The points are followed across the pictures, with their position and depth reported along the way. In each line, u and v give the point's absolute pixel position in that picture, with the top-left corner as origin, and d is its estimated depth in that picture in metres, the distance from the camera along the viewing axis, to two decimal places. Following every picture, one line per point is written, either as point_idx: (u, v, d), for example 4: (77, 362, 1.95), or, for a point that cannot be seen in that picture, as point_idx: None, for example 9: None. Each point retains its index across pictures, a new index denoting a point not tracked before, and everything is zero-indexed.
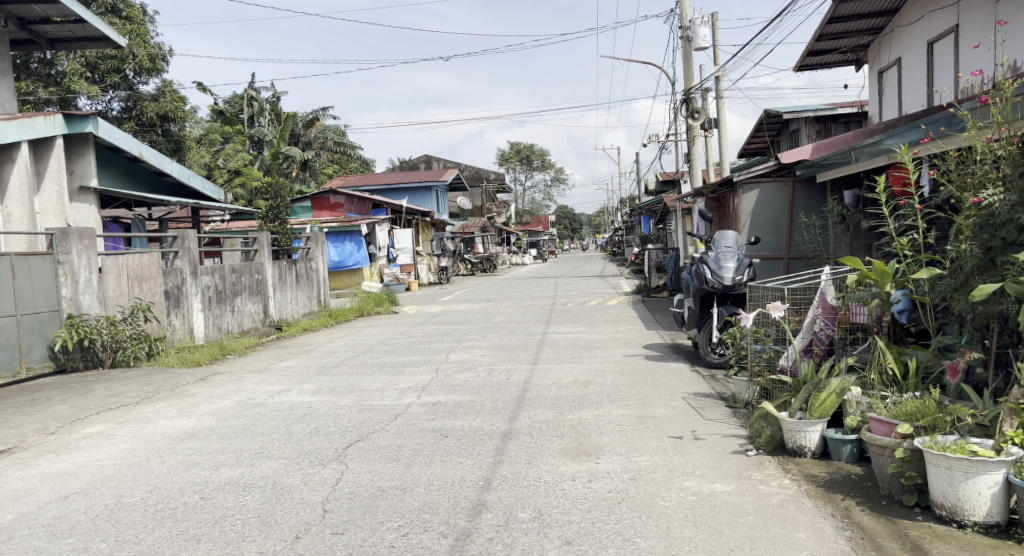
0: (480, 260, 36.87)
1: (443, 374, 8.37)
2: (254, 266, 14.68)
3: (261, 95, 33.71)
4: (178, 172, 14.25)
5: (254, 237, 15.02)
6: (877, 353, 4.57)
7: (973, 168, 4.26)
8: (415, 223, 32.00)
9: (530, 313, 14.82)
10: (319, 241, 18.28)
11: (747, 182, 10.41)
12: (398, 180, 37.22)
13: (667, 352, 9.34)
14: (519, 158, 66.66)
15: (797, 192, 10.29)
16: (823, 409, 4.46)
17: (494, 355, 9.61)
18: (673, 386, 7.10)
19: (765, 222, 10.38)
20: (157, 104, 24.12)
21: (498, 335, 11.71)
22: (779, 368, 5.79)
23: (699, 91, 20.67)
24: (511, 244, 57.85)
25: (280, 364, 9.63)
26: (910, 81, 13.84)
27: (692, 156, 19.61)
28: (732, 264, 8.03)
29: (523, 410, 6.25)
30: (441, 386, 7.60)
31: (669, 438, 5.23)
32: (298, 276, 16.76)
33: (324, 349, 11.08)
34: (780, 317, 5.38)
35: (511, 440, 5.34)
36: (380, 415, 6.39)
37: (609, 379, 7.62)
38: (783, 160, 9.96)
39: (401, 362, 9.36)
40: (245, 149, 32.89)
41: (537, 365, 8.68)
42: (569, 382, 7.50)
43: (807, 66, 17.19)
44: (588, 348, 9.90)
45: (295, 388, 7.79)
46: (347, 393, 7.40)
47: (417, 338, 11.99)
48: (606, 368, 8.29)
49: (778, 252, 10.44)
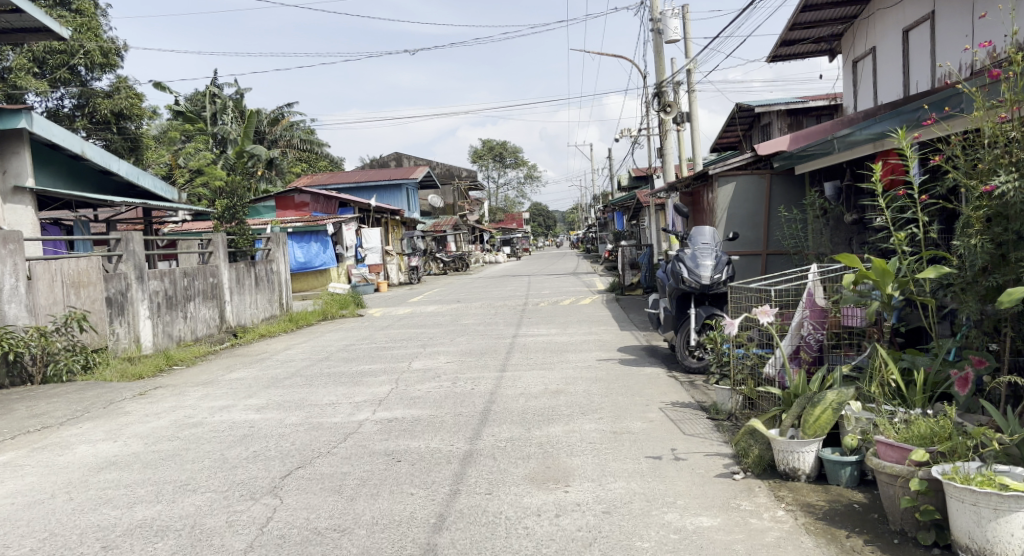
0: (453, 259, 36.24)
1: (403, 385, 7.76)
2: (209, 269, 13.93)
3: (223, 92, 32.67)
4: (126, 171, 13.52)
5: (209, 239, 14.28)
6: (878, 363, 4.08)
7: (983, 152, 3.75)
8: (384, 222, 31.29)
9: (501, 314, 14.26)
10: (281, 242, 17.54)
11: (723, 175, 9.92)
12: (367, 178, 36.44)
13: (643, 355, 8.84)
14: (493, 156, 66.06)
15: (775, 185, 9.84)
16: (818, 426, 3.95)
17: (460, 362, 9.03)
18: (650, 394, 6.58)
19: (742, 217, 9.93)
20: (111, 101, 23.13)
21: (466, 339, 11.13)
22: (765, 378, 5.30)
23: (671, 84, 20.26)
24: (485, 241, 57.20)
25: (230, 376, 8.96)
26: (885, 70, 13.50)
27: (665, 151, 19.18)
28: (710, 261, 7.54)
29: (487, 427, 5.68)
30: (400, 399, 7.01)
31: (645, 457, 4.70)
32: (257, 279, 16.02)
33: (280, 357, 10.41)
34: (767, 322, 4.86)
35: (470, 464, 4.76)
36: (328, 435, 5.78)
37: (581, 387, 7.07)
38: (759, 152, 9.53)
39: (360, 372, 8.74)
40: (207, 147, 31.88)
41: (505, 373, 8.11)
42: (538, 392, 6.96)
43: (779, 58, 16.84)
44: (559, 352, 9.36)
45: (239, 405, 7.13)
46: (296, 410, 6.77)
47: (380, 343, 11.36)
48: (578, 375, 7.76)
49: (756, 248, 10.00)
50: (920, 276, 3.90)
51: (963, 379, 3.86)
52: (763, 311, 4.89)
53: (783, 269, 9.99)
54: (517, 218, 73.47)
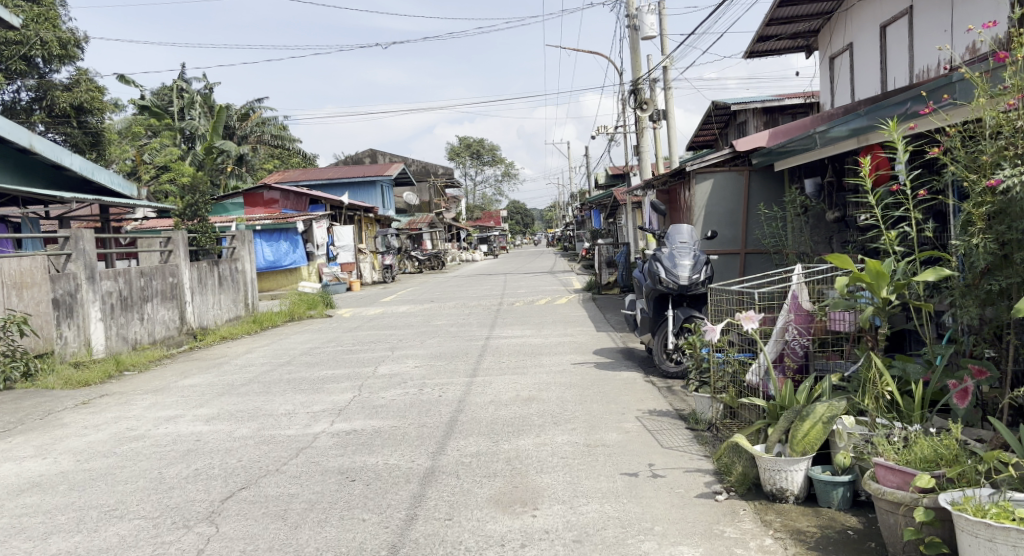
0: (428, 257, 35.70)
1: (366, 393, 7.33)
2: (168, 268, 13.37)
3: (191, 86, 31.85)
4: (79, 165, 12.96)
5: (169, 236, 13.71)
6: (870, 374, 3.74)
7: (985, 144, 3.39)
8: (357, 220, 30.72)
9: (474, 315, 13.87)
10: (246, 241, 16.98)
11: (701, 171, 9.62)
12: (340, 175, 35.82)
13: (619, 358, 8.49)
14: (469, 153, 65.57)
15: (754, 182, 9.55)
16: (807, 443, 3.62)
17: (429, 366, 8.62)
18: (626, 402, 6.22)
19: (720, 215, 9.63)
20: (70, 95, 22.35)
21: (436, 341, 10.72)
22: (748, 385, 4.97)
23: (647, 81, 19.99)
24: (461, 240, 56.65)
25: (184, 383, 8.45)
26: (862, 67, 13.30)
27: (642, 148, 18.90)
28: (688, 261, 7.22)
29: (452, 441, 5.28)
30: (361, 409, 6.57)
31: (621, 474, 4.33)
32: (221, 278, 15.45)
33: (239, 362, 9.91)
34: (752, 328, 4.50)
35: (430, 484, 4.36)
36: (279, 451, 5.34)
37: (554, 394, 6.70)
38: (738, 148, 9.25)
39: (322, 378, 8.28)
40: (174, 143, 31.05)
41: (475, 378, 7.71)
42: (508, 399, 6.59)
43: (756, 54, 16.61)
44: (532, 355, 8.99)
45: (189, 415, 6.66)
46: (248, 421, 6.31)
47: (346, 346, 10.90)
48: (552, 381, 7.39)
49: (734, 248, 9.69)
50: (918, 279, 3.53)
51: (963, 391, 3.54)
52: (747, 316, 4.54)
53: (762, 269, 9.69)
54: (494, 216, 73.06)
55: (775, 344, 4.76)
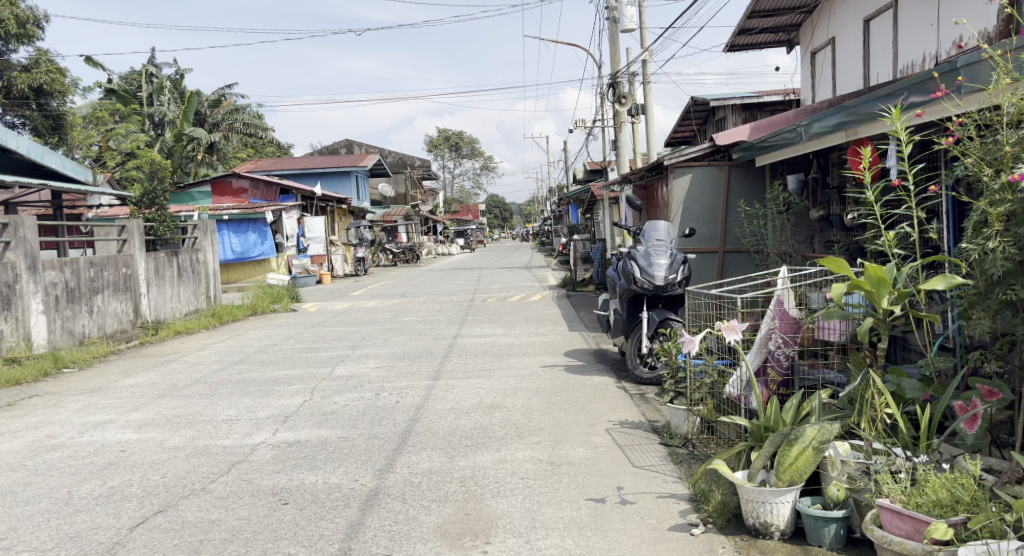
0: (403, 250, 35.02)
1: (319, 398, 6.80)
2: (122, 258, 12.70)
3: (160, 71, 30.87)
4: (26, 147, 12.25)
5: (123, 225, 13.02)
6: (865, 394, 3.31)
7: (1006, 133, 2.94)
8: (330, 211, 30.01)
9: (444, 312, 13.37)
10: (208, 230, 16.34)
11: (680, 166, 9.20)
12: (314, 165, 35.03)
13: (591, 360, 8.03)
14: (448, 145, 64.82)
15: (734, 177, 9.14)
16: (794, 471, 3.18)
17: (390, 368, 8.11)
18: (596, 411, 5.76)
19: (699, 212, 9.22)
20: (29, 76, 21.43)
21: (401, 339, 10.21)
22: (727, 397, 4.58)
23: (626, 75, 19.58)
24: (438, 233, 55.92)
25: (125, 382, 7.86)
26: (845, 62, 12.95)
27: (620, 143, 18.47)
28: (665, 261, 6.79)
29: (403, 456, 4.79)
30: (309, 416, 6.04)
31: (586, 500, 3.86)
32: (180, 269, 14.80)
33: (189, 360, 9.32)
34: (734, 340, 4.04)
35: (371, 509, 3.88)
36: (211, 465, 4.81)
37: (519, 401, 6.22)
38: (718, 142, 8.85)
39: (274, 380, 7.73)
40: (142, 129, 30.10)
41: (437, 382, 7.21)
42: (469, 406, 6.12)
43: (737, 48, 16.24)
44: (500, 356, 8.53)
45: (121, 420, 6.09)
46: (183, 429, 5.75)
47: (307, 344, 10.34)
48: (518, 385, 6.92)
49: (712, 246, 9.27)
50: (924, 287, 3.09)
51: (972, 417, 3.08)
52: (730, 326, 4.10)
53: (741, 268, 9.27)
54: (473, 210, 72.38)
55: (757, 353, 4.35)
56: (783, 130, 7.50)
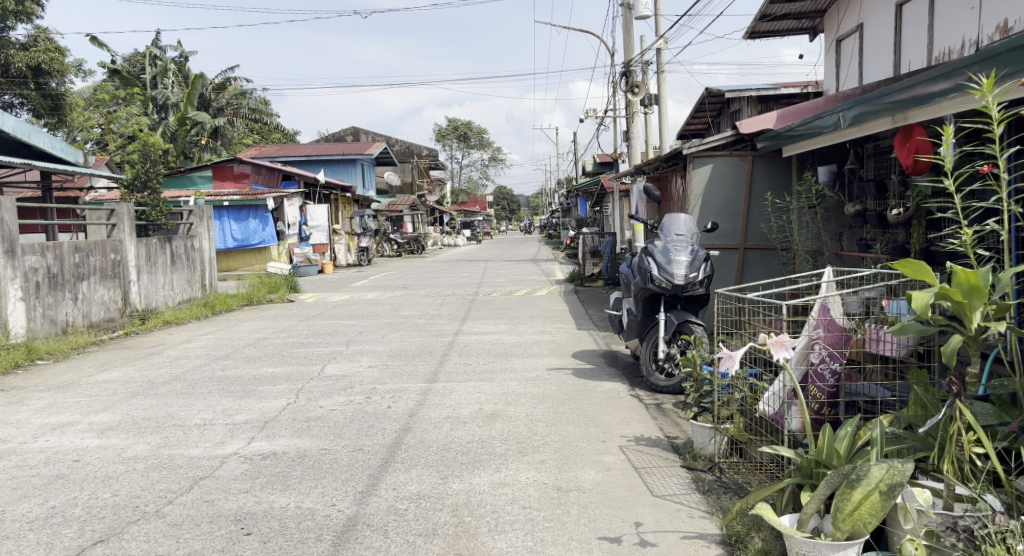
0: (408, 240, 34.42)
1: (304, 401, 6.23)
2: (111, 244, 12.16)
3: (164, 54, 30.28)
4: (12, 126, 11.69)
5: (113, 209, 12.48)
6: (948, 428, 2.69)
7: None
8: (334, 200, 29.44)
9: (446, 306, 12.79)
10: (204, 216, 15.79)
11: (699, 155, 8.59)
12: (318, 152, 34.45)
13: (601, 363, 7.44)
14: (456, 135, 64.09)
15: (757, 169, 8.51)
16: (857, 521, 2.56)
17: (384, 367, 7.54)
18: (608, 424, 5.18)
19: (718, 206, 8.60)
20: (27, 54, 20.81)
21: (399, 335, 9.63)
22: (761, 415, 3.99)
23: (640, 64, 18.94)
24: (444, 224, 55.33)
25: (99, 377, 7.30)
26: (873, 49, 12.27)
27: (632, 134, 17.84)
28: (685, 257, 6.19)
29: (388, 476, 4.21)
30: (290, 423, 5.47)
31: (599, 540, 3.27)
32: (174, 256, 14.26)
33: (173, 353, 8.77)
34: (784, 358, 3.38)
35: (346, 545, 3.31)
36: (171, 481, 4.23)
37: (522, 410, 5.64)
38: (741, 130, 8.26)
39: (258, 378, 7.17)
40: (145, 112, 29.55)
41: (434, 385, 6.64)
42: (468, 415, 5.55)
43: (756, 35, 15.55)
44: (504, 356, 7.95)
45: (84, 422, 5.53)
46: (150, 435, 5.19)
47: (299, 338, 9.79)
48: (522, 390, 6.33)
49: (732, 242, 8.61)
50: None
51: None
52: (778, 341, 3.42)
53: (764, 266, 8.60)
54: (479, 201, 71.80)
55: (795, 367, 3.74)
56: (815, 118, 6.90)
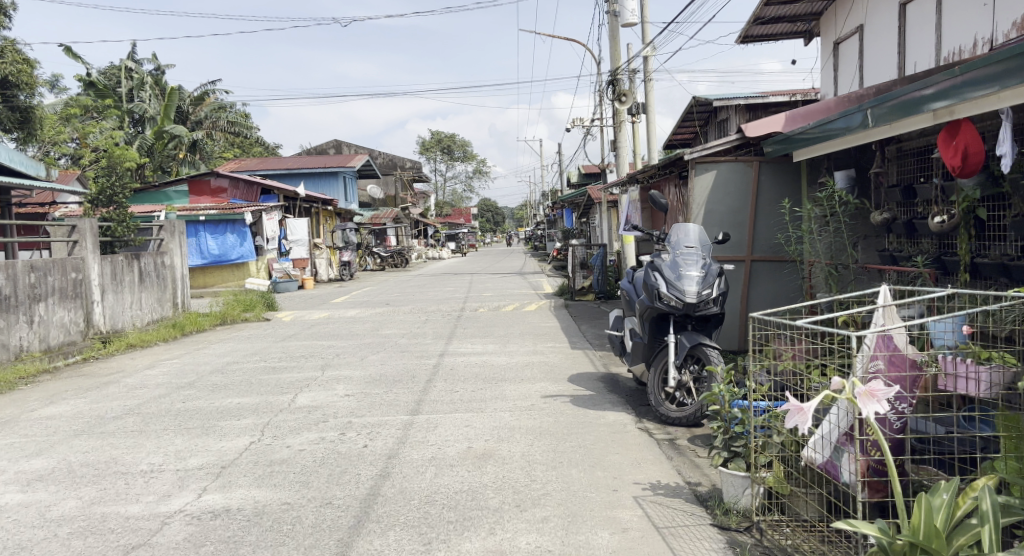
0: (392, 254, 33.61)
1: (269, 439, 5.49)
2: (72, 262, 11.35)
3: (140, 65, 29.45)
4: None
5: (74, 225, 11.68)
6: None
7: None
8: (315, 213, 28.65)
9: (431, 323, 12.08)
10: (175, 232, 15.02)
11: (702, 161, 7.96)
12: (299, 164, 33.66)
13: (601, 389, 6.76)
14: (440, 148, 63.39)
15: (763, 175, 7.90)
16: None
17: (362, 396, 6.82)
18: (617, 467, 4.50)
19: (723, 215, 7.97)
20: None
21: (379, 358, 8.89)
22: (808, 462, 3.37)
23: (627, 72, 18.40)
24: (428, 238, 54.48)
25: (43, 412, 6.53)
26: (874, 51, 11.78)
27: (620, 144, 17.28)
28: (697, 272, 5.54)
29: (361, 541, 3.52)
30: (250, 469, 4.75)
31: None
32: (142, 274, 13.45)
33: (131, 382, 7.98)
34: (875, 415, 2.69)
35: None
36: (100, 551, 3.50)
37: (518, 449, 4.95)
38: (748, 134, 7.68)
39: (221, 411, 6.43)
40: (119, 124, 28.68)
41: (418, 418, 5.93)
42: (456, 456, 4.85)
43: (749, 39, 15.03)
44: (494, 381, 7.25)
45: (10, 471, 4.77)
46: (85, 487, 4.44)
47: (271, 362, 9.03)
48: (517, 424, 5.64)
49: (739, 254, 7.96)
50: None
51: None
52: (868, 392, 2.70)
53: (772, 280, 7.94)
54: (464, 214, 71.17)
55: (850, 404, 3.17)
56: (832, 120, 6.38)
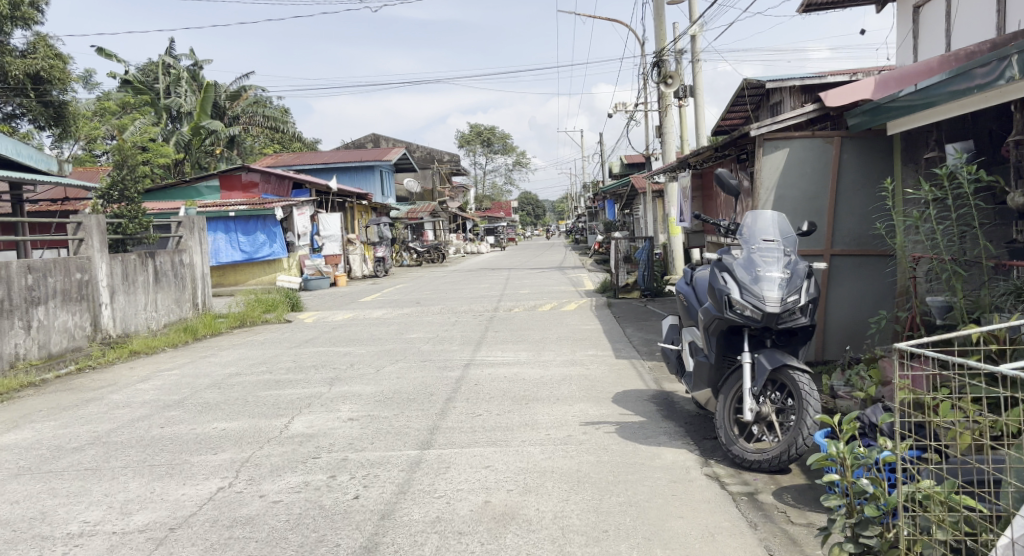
0: (428, 248, 32.64)
1: (242, 485, 4.40)
2: (77, 262, 10.55)
3: (178, 61, 28.76)
4: None
5: (79, 221, 10.85)
6: None
7: None
8: (349, 208, 27.84)
9: (461, 325, 10.96)
10: (195, 228, 14.20)
11: (771, 137, 6.67)
12: (334, 159, 32.94)
13: (655, 415, 5.54)
14: (480, 141, 62.31)
15: (846, 154, 6.56)
16: None
17: (368, 422, 5.73)
18: (683, 541, 3.31)
19: (797, 202, 6.67)
20: (24, 61, 18.43)
21: (396, 370, 7.80)
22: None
23: (674, 51, 16.99)
24: (466, 231, 53.47)
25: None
26: (964, 12, 10.22)
27: (666, 129, 15.91)
28: (779, 273, 4.30)
29: None
30: (205, 533, 3.70)
31: None
32: (157, 274, 12.65)
33: (118, 399, 7.06)
34: None
35: None
36: None
37: (549, 505, 3.80)
38: (829, 102, 6.37)
39: (200, 441, 5.42)
40: (156, 121, 28.15)
41: (428, 454, 4.81)
42: (469, 517, 3.72)
43: (812, 7, 13.50)
44: (525, 402, 6.08)
45: None
46: None
47: (277, 374, 8.02)
48: (549, 465, 4.48)
49: (816, 248, 6.62)
50: None
51: None
52: None
53: (857, 279, 6.57)
54: (504, 207, 70.11)
55: None
56: (934, 82, 5.12)
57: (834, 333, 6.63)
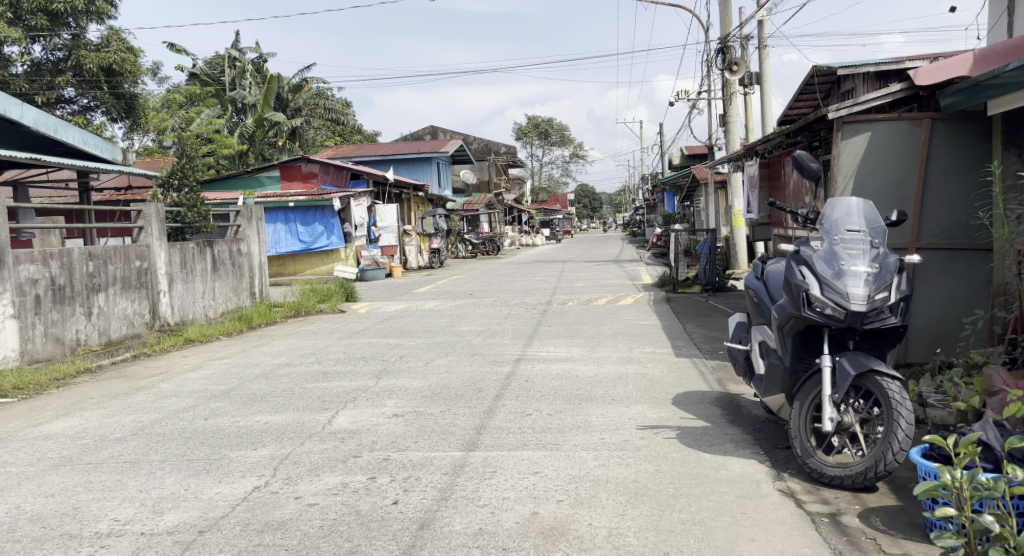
0: (483, 240, 32.47)
1: (278, 485, 4.18)
2: (136, 249, 10.63)
3: (244, 54, 29.27)
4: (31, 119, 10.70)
5: (139, 210, 10.94)
6: None
7: None
8: (405, 200, 27.88)
9: (513, 319, 10.66)
10: (253, 218, 14.26)
11: (852, 120, 6.14)
12: (392, 150, 33.06)
13: (720, 419, 5.12)
14: (537, 133, 61.86)
15: (936, 138, 5.97)
16: None
17: (413, 419, 5.48)
18: None
19: (880, 191, 6.11)
20: (98, 54, 18.91)
21: (444, 364, 7.55)
22: None
23: (741, 36, 16.27)
24: (522, 224, 53.17)
25: (44, 431, 5.53)
26: None
27: (730, 118, 15.26)
28: (865, 267, 3.84)
29: None
30: (235, 538, 3.48)
31: None
32: (214, 263, 12.74)
33: (167, 389, 6.99)
34: None
35: None
36: None
37: (603, 520, 3.45)
38: (920, 81, 5.79)
39: (242, 434, 5.25)
40: (221, 113, 28.68)
41: (474, 457, 4.51)
42: (515, 531, 3.39)
43: None
44: (578, 402, 5.73)
45: None
46: None
47: (325, 365, 7.86)
48: (603, 473, 4.12)
49: (900, 240, 6.06)
50: None
51: None
52: None
53: (947, 275, 5.98)
54: (560, 200, 69.52)
55: None
56: None
57: (920, 333, 6.05)
